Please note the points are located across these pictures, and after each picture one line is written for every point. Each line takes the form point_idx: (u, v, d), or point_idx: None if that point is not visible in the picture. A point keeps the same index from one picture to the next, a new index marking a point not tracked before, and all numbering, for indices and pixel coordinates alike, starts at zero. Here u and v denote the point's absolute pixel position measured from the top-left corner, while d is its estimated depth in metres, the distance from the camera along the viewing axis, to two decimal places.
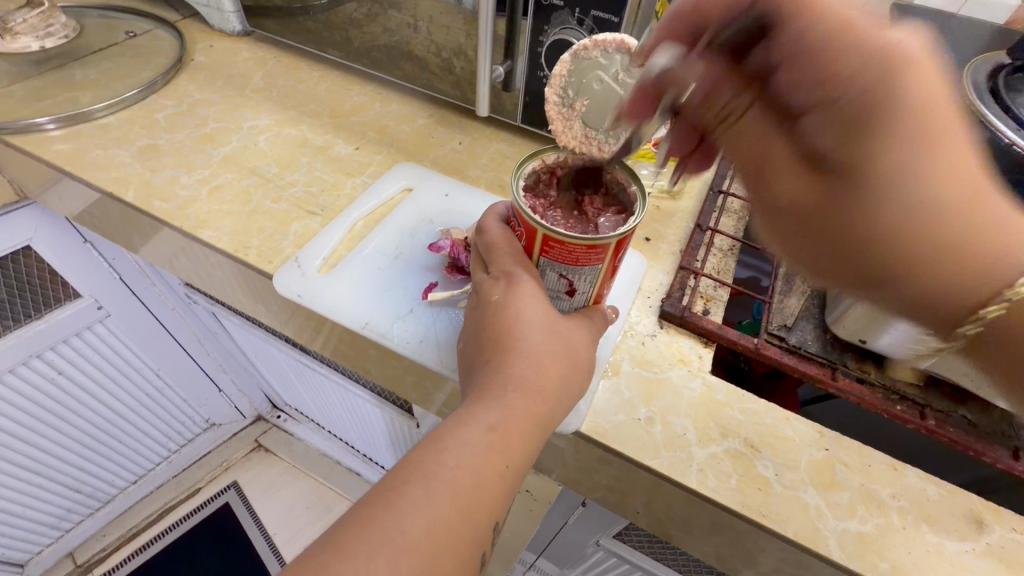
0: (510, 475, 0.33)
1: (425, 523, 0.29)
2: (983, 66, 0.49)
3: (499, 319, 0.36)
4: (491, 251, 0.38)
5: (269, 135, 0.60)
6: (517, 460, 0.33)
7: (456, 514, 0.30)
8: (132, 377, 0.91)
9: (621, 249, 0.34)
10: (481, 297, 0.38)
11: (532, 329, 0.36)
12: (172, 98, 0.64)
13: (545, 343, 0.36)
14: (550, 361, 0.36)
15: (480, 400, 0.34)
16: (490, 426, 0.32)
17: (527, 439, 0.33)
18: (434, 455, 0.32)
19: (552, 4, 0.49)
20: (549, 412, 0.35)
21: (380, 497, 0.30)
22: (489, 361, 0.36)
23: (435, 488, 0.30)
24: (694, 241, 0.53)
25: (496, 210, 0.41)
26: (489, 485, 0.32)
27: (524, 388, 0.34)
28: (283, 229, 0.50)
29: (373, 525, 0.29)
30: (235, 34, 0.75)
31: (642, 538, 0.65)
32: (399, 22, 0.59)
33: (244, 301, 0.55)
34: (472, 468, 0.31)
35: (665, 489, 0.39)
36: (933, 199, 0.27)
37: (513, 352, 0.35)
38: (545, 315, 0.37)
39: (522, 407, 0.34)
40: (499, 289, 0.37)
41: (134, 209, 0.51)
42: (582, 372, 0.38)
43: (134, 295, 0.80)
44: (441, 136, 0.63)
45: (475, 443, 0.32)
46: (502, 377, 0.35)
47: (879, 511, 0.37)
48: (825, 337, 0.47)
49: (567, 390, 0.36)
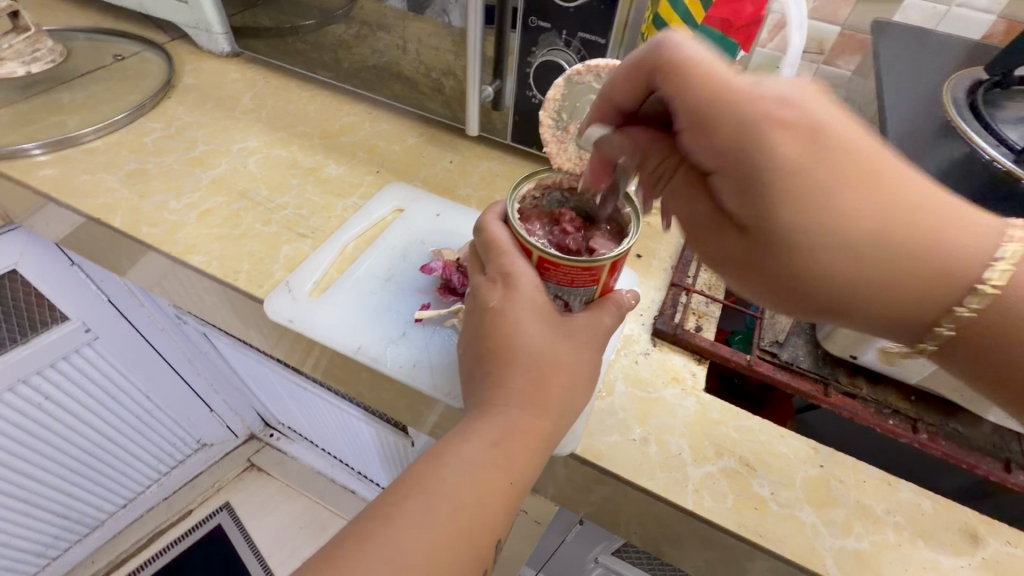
0: (514, 489, 0.33)
1: (423, 543, 0.29)
2: (962, 84, 0.51)
3: (495, 339, 0.36)
4: (490, 250, 0.37)
5: (259, 157, 0.60)
6: (512, 487, 0.33)
7: (455, 537, 0.30)
8: (121, 399, 0.90)
9: (615, 270, 0.34)
10: (477, 300, 0.38)
11: (533, 339, 0.36)
12: (161, 121, 0.64)
13: (545, 352, 0.36)
14: (554, 371, 0.36)
15: (482, 416, 0.34)
16: (494, 442, 0.32)
17: (523, 466, 0.33)
18: (434, 478, 0.32)
19: (540, 27, 0.50)
20: (552, 427, 0.35)
21: (379, 520, 0.30)
22: (485, 386, 0.36)
23: (430, 516, 0.30)
24: (685, 257, 0.53)
25: (495, 210, 0.40)
26: (489, 508, 0.32)
27: (521, 409, 0.34)
28: (273, 252, 0.50)
29: (372, 545, 0.29)
30: (224, 55, 0.75)
31: (640, 554, 0.64)
32: (388, 43, 0.60)
33: (234, 325, 0.55)
34: (470, 489, 0.31)
35: (660, 510, 0.39)
36: (884, 196, 0.26)
37: (509, 376, 0.35)
38: (546, 325, 0.36)
39: (521, 431, 0.33)
40: (496, 293, 0.37)
41: (121, 234, 0.51)
42: (583, 389, 0.37)
43: (123, 316, 0.79)
44: (432, 155, 0.63)
45: (478, 458, 0.32)
46: (502, 391, 0.35)
47: (875, 528, 0.37)
48: (817, 352, 0.46)
49: (571, 406, 0.36)
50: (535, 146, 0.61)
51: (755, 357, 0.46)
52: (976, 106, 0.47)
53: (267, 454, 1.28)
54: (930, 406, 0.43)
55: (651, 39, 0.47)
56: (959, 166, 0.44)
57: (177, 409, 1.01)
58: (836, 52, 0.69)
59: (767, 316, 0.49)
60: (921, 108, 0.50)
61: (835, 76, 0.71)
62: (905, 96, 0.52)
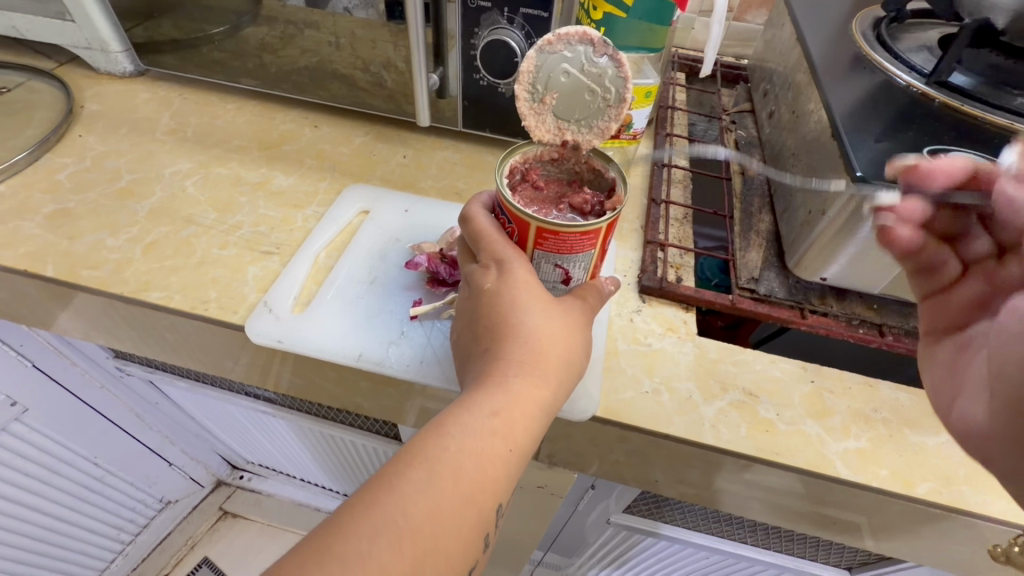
0: (514, 458, 0.33)
1: (426, 506, 0.29)
2: (866, 21, 0.57)
3: (493, 307, 0.36)
4: (479, 240, 0.38)
5: (197, 178, 0.56)
6: (520, 441, 0.33)
7: (458, 498, 0.30)
8: (65, 471, 0.81)
9: (611, 231, 0.35)
10: (473, 286, 0.38)
11: (530, 306, 0.36)
12: (71, 154, 0.57)
13: (539, 323, 0.36)
14: (549, 341, 0.36)
15: (483, 386, 0.34)
16: (494, 411, 0.32)
17: (530, 419, 0.33)
18: (436, 439, 0.31)
19: (480, 7, 0.49)
20: (551, 396, 0.35)
21: (381, 480, 0.30)
22: (485, 360, 0.36)
23: (436, 471, 0.30)
24: (653, 215, 0.55)
25: (479, 200, 0.40)
26: (491, 470, 0.31)
27: (524, 371, 0.34)
28: (240, 275, 0.47)
29: (378, 506, 0.28)
30: (127, 75, 0.67)
31: (650, 505, 0.67)
32: (317, 41, 0.57)
33: (203, 360, 0.50)
34: (473, 453, 0.31)
35: (683, 452, 0.41)
36: None
37: (510, 342, 0.35)
38: (538, 296, 0.36)
39: (525, 392, 0.33)
40: (491, 276, 0.37)
41: (56, 283, 0.46)
42: (581, 357, 0.38)
43: (53, 380, 0.71)
44: (383, 152, 0.61)
45: (479, 425, 0.32)
46: (502, 362, 0.35)
47: (868, 426, 0.41)
48: (789, 282, 0.50)
49: (568, 374, 0.37)
50: (488, 129, 0.60)
51: (737, 296, 0.48)
52: (883, 38, 0.54)
53: (240, 498, 1.20)
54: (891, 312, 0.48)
55: (595, 6, 0.49)
56: (881, 90, 0.49)
57: (132, 470, 0.93)
58: (744, 6, 0.74)
59: (738, 256, 0.52)
60: (835, 47, 0.55)
61: (746, 31, 0.76)
62: (821, 36, 0.56)
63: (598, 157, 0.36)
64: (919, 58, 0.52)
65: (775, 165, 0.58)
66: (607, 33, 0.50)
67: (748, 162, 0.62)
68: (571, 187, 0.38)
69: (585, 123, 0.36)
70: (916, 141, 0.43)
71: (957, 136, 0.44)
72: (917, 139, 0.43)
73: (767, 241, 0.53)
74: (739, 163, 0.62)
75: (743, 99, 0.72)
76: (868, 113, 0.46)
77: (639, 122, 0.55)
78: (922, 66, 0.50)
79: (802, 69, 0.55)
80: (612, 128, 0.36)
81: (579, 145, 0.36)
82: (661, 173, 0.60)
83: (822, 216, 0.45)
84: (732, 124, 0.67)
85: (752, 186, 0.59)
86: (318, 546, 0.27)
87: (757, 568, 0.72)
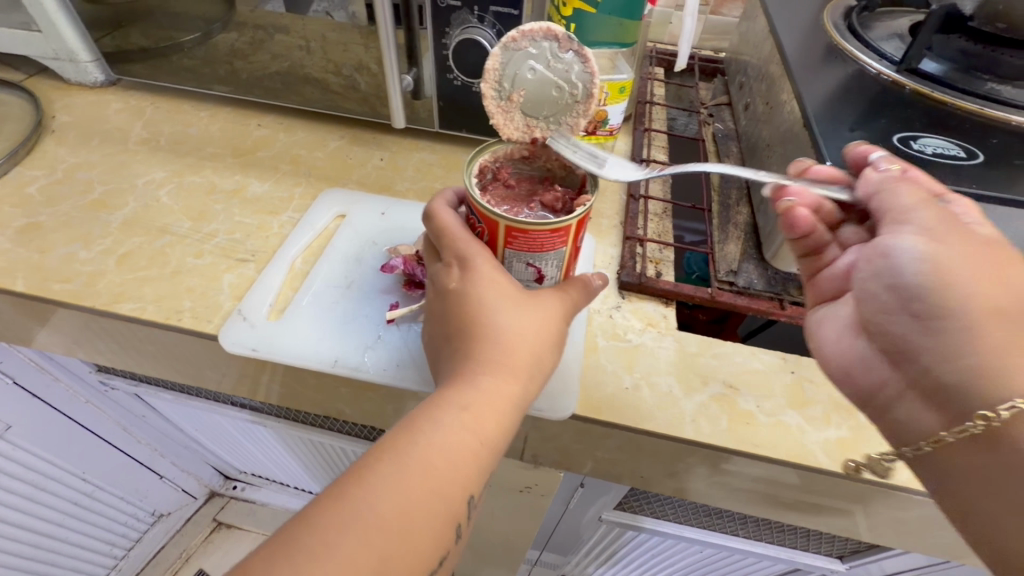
0: (486, 453, 0.32)
1: (394, 500, 0.29)
2: (837, 11, 0.58)
3: (460, 305, 0.36)
4: (444, 238, 0.37)
5: (171, 187, 0.55)
6: (492, 436, 0.33)
7: (429, 492, 0.30)
8: (52, 488, 0.80)
9: (581, 229, 0.34)
10: (438, 286, 0.38)
11: (505, 299, 0.36)
12: (41, 166, 0.56)
13: (514, 317, 0.36)
14: (524, 334, 0.36)
15: (454, 382, 0.34)
16: (463, 407, 0.32)
17: (502, 413, 0.33)
18: (406, 435, 0.31)
19: (449, 6, 0.49)
20: (524, 391, 0.35)
21: (351, 475, 0.30)
22: (458, 355, 0.36)
23: (405, 466, 0.30)
24: (631, 211, 0.55)
25: (445, 199, 0.40)
26: (462, 464, 0.31)
27: (496, 367, 0.34)
28: (214, 284, 0.46)
29: (346, 502, 0.28)
30: (98, 85, 0.67)
31: (640, 501, 0.67)
32: (289, 45, 0.57)
33: (180, 371, 0.50)
34: (443, 448, 0.31)
35: (665, 447, 0.41)
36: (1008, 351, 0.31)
37: (482, 336, 0.35)
38: (511, 292, 0.36)
39: (496, 387, 0.34)
40: (454, 277, 0.36)
41: (26, 298, 0.45)
42: (557, 350, 0.38)
43: (35, 397, 0.70)
44: (359, 155, 0.61)
45: (449, 421, 0.32)
46: (474, 357, 0.35)
47: (849, 415, 0.41)
48: (768, 273, 0.50)
49: (543, 368, 0.36)
50: (464, 129, 0.60)
51: (716, 289, 0.48)
52: (854, 27, 0.55)
53: (234, 508, 1.19)
54: None
55: (565, 3, 0.49)
56: (854, 79, 0.49)
57: (122, 485, 0.92)
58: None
59: (717, 249, 0.52)
60: (808, 37, 0.55)
61: (722, 24, 0.76)
62: (794, 28, 0.56)
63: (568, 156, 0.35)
64: (890, 46, 0.52)
65: (751, 157, 0.58)
66: (578, 29, 0.50)
67: (726, 155, 0.62)
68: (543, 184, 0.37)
69: (553, 121, 0.36)
70: (887, 129, 0.43)
71: (929, 124, 0.44)
72: (888, 127, 0.43)
73: (745, 233, 0.53)
74: (716, 156, 0.63)
75: (720, 91, 0.72)
76: (840, 102, 0.46)
77: (615, 117, 0.55)
78: (893, 54, 0.51)
79: (775, 59, 0.55)
80: (581, 125, 0.36)
81: (549, 143, 0.36)
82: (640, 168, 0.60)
83: None
84: (710, 117, 0.68)
85: (730, 178, 0.59)
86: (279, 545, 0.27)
87: (750, 560, 0.72)
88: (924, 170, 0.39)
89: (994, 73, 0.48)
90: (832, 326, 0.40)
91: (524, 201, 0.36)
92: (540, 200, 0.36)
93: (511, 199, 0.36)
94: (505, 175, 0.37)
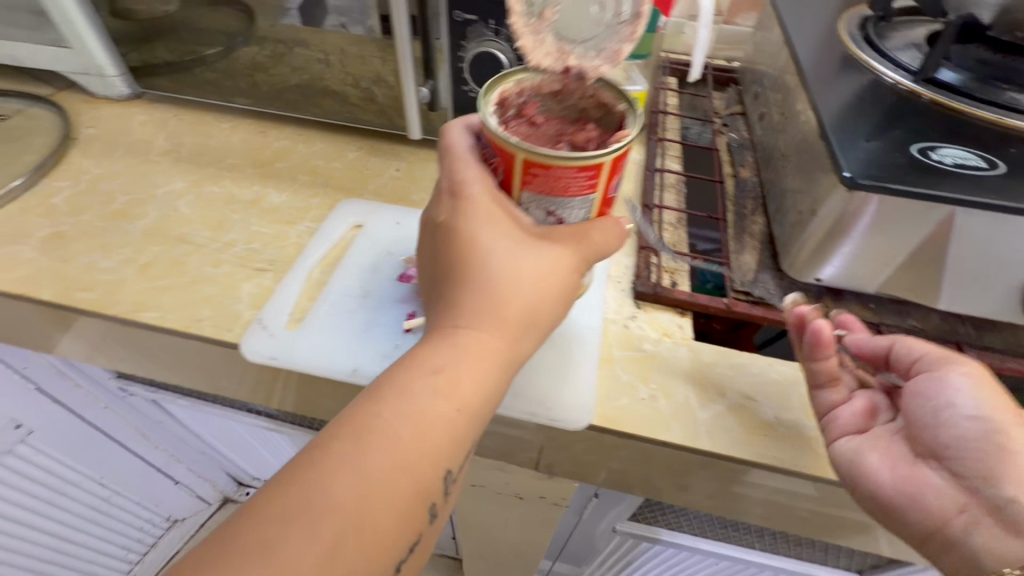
0: (461, 418, 0.32)
1: (354, 473, 0.29)
2: (852, 21, 0.58)
3: (449, 245, 0.37)
4: (447, 160, 0.38)
5: (191, 198, 0.56)
6: (467, 400, 0.32)
7: (393, 460, 0.30)
8: (72, 492, 0.82)
9: (610, 171, 0.33)
10: (436, 220, 0.39)
11: (493, 247, 0.35)
12: (67, 177, 0.58)
13: (504, 263, 0.35)
14: (510, 286, 0.35)
15: (433, 342, 0.34)
16: (436, 369, 0.32)
17: (478, 374, 0.33)
18: (375, 404, 0.32)
19: (466, 20, 0.50)
20: (504, 351, 0.34)
21: (318, 445, 0.30)
22: (443, 303, 0.36)
23: (369, 435, 0.30)
24: (646, 220, 0.55)
25: (462, 125, 0.39)
26: (432, 429, 0.31)
27: (473, 326, 0.34)
28: (233, 293, 0.47)
29: (309, 473, 0.29)
30: (122, 98, 0.68)
31: (654, 512, 0.66)
32: (308, 59, 0.58)
33: (198, 378, 0.51)
34: (411, 415, 0.31)
35: (681, 458, 0.41)
36: None
37: (466, 284, 0.35)
38: (505, 234, 0.36)
39: (472, 346, 0.33)
40: (445, 209, 0.37)
41: (52, 305, 0.46)
42: (551, 303, 0.37)
43: (56, 403, 0.71)
44: (375, 166, 0.62)
45: (418, 387, 0.32)
46: (453, 314, 0.35)
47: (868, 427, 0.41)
48: (784, 284, 0.49)
49: (530, 323, 0.36)
50: None
51: (732, 299, 0.48)
52: (870, 37, 0.54)
53: None
54: (888, 310, 0.48)
55: None
56: (870, 89, 0.48)
57: (138, 490, 0.94)
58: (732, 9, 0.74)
59: (732, 259, 0.52)
60: (823, 47, 0.55)
61: (735, 33, 0.76)
62: (809, 37, 0.56)
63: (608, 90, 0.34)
64: (907, 55, 0.52)
65: (767, 166, 0.58)
66: None
67: (740, 164, 0.62)
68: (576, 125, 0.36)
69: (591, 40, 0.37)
70: (904, 139, 0.43)
71: (947, 133, 0.44)
72: (905, 137, 0.43)
73: (761, 243, 0.53)
74: (731, 165, 0.62)
75: (735, 101, 0.72)
76: (855, 111, 0.46)
77: None
78: (910, 63, 0.51)
79: (790, 70, 0.55)
80: (621, 48, 0.37)
81: (584, 76, 0.34)
82: (654, 178, 0.60)
83: (814, 215, 0.45)
84: (724, 126, 0.68)
85: (745, 189, 0.59)
86: (240, 518, 0.28)
87: (766, 574, 0.71)
88: (943, 180, 0.39)
89: (1013, 82, 0.47)
90: (883, 459, 0.38)
91: (554, 138, 0.34)
92: (573, 138, 0.34)
93: (540, 134, 0.34)
94: (530, 111, 0.35)
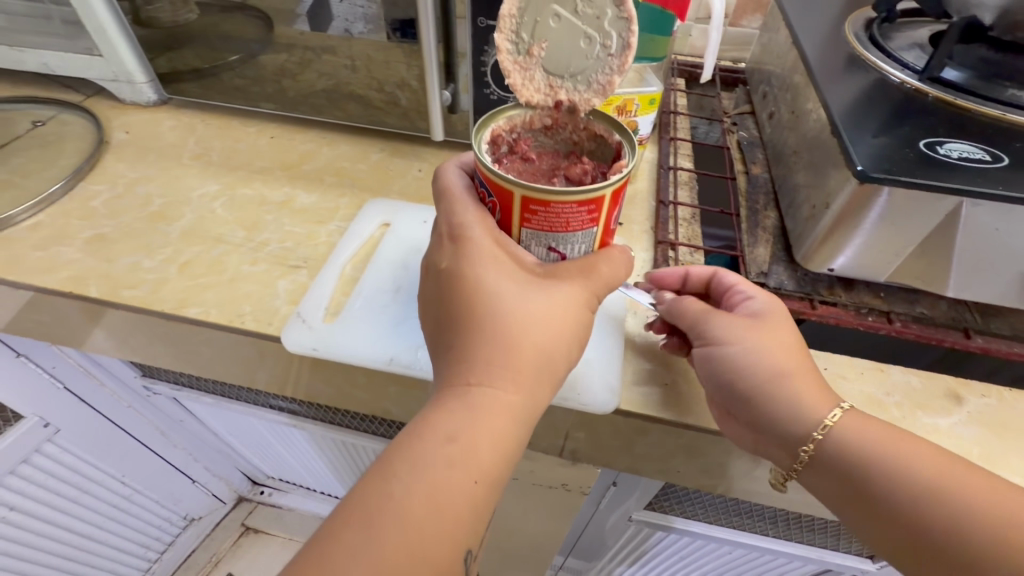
0: (481, 487, 0.33)
1: (375, 552, 0.29)
2: (857, 22, 0.60)
3: (455, 292, 0.38)
4: (452, 205, 0.40)
5: (224, 199, 0.58)
6: (484, 469, 0.33)
7: (416, 537, 0.30)
8: (96, 491, 0.83)
9: (607, 207, 0.35)
10: (435, 265, 0.41)
11: (498, 300, 0.37)
12: (104, 181, 0.60)
13: (510, 316, 0.36)
14: (517, 345, 0.36)
15: (444, 401, 0.35)
16: (450, 437, 0.33)
17: (494, 437, 0.34)
18: (389, 475, 0.32)
19: (489, 26, 0.52)
20: (518, 411, 0.35)
21: (338, 519, 0.31)
22: (451, 352, 0.37)
23: (388, 508, 0.31)
24: (661, 216, 0.58)
25: (456, 166, 0.44)
26: (452, 502, 0.32)
27: (486, 387, 0.35)
28: (271, 289, 0.49)
29: (332, 551, 0.29)
30: (151, 104, 0.71)
31: (670, 500, 0.68)
32: (334, 65, 0.60)
33: (236, 373, 0.53)
34: (428, 486, 0.32)
35: (704, 440, 0.43)
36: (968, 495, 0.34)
37: (475, 337, 0.36)
38: (510, 285, 0.37)
39: (487, 404, 0.34)
40: (448, 255, 0.39)
41: (99, 303, 0.48)
42: (562, 357, 0.38)
43: (83, 402, 0.73)
44: (399, 166, 0.64)
45: (435, 456, 0.32)
46: (466, 372, 0.35)
47: (881, 410, 0.43)
48: (798, 275, 0.51)
49: (541, 376, 0.37)
50: None
51: None
52: (875, 38, 0.57)
53: (261, 513, 1.21)
54: (898, 298, 0.50)
55: None
56: (878, 88, 0.51)
57: (158, 488, 0.95)
58: (739, 11, 0.76)
59: (747, 252, 0.53)
60: (831, 47, 0.57)
61: (742, 35, 0.79)
62: (817, 38, 0.58)
63: (603, 121, 0.36)
64: (911, 55, 0.54)
65: (777, 163, 0.60)
66: None
67: (751, 162, 0.64)
68: (568, 157, 0.38)
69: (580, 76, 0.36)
70: (912, 135, 0.45)
71: (953, 129, 0.46)
72: (912, 134, 0.45)
73: (774, 236, 0.55)
74: (742, 163, 0.65)
75: (743, 101, 0.74)
76: (864, 109, 0.48)
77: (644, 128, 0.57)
78: (914, 62, 0.53)
79: (799, 70, 0.57)
80: (612, 82, 0.35)
81: (576, 108, 0.36)
82: (668, 176, 0.63)
83: (826, 208, 0.47)
84: (733, 126, 0.70)
85: (757, 185, 0.61)
86: None
87: (778, 561, 0.73)
88: (950, 174, 0.41)
89: (1015, 80, 0.49)
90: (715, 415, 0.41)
91: (546, 172, 0.37)
92: (566, 171, 0.36)
93: (534, 168, 0.37)
94: (522, 148, 0.38)
